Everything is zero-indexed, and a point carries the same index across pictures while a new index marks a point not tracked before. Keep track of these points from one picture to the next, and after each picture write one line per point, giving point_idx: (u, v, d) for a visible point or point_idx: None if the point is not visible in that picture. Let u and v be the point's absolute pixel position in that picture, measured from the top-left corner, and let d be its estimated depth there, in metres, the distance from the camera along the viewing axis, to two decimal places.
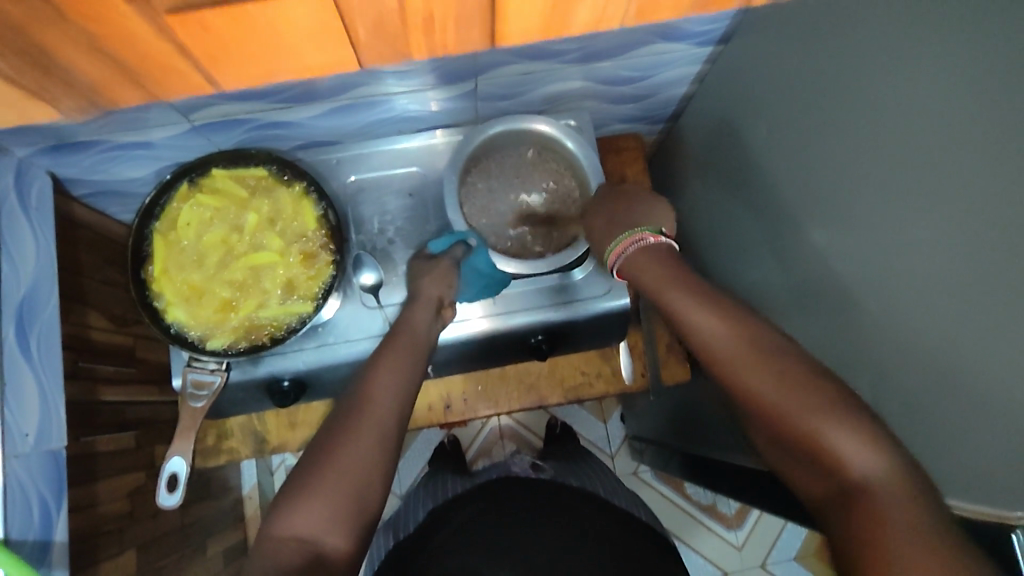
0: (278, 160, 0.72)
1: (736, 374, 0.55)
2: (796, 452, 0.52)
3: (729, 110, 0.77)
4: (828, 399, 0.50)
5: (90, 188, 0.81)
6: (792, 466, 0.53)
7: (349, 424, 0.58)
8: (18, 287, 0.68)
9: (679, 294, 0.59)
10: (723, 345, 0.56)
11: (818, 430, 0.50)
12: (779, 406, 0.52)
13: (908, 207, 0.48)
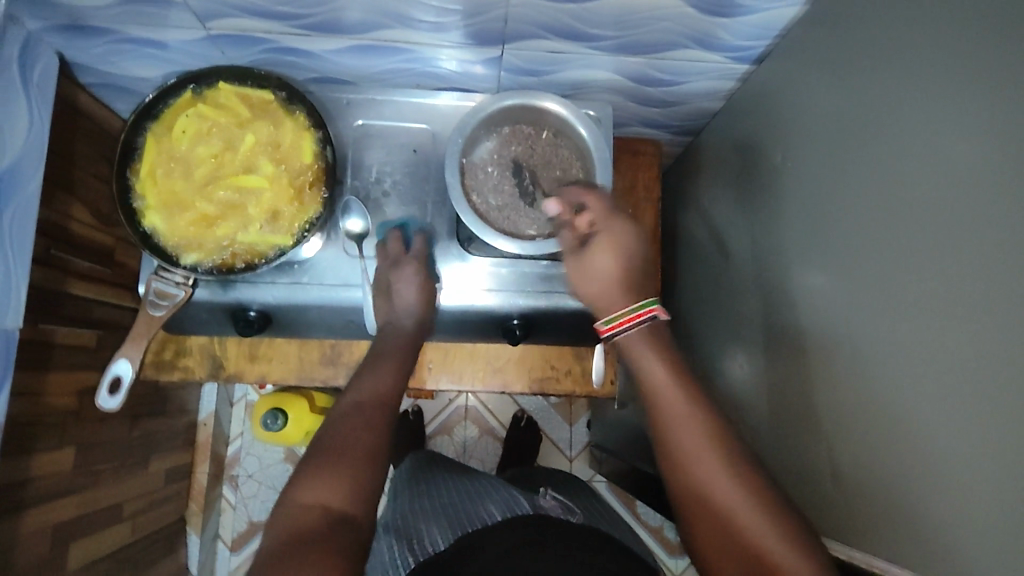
0: (285, 85, 0.70)
1: (690, 449, 0.56)
2: (733, 543, 0.52)
3: (752, 134, 0.75)
4: (768, 499, 0.54)
5: (98, 78, 0.80)
6: (717, 558, 0.53)
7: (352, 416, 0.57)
8: (3, 158, 0.67)
9: (661, 367, 0.60)
10: (682, 419, 0.58)
11: (758, 524, 0.52)
12: (725, 493, 0.54)
13: (908, 255, 0.46)
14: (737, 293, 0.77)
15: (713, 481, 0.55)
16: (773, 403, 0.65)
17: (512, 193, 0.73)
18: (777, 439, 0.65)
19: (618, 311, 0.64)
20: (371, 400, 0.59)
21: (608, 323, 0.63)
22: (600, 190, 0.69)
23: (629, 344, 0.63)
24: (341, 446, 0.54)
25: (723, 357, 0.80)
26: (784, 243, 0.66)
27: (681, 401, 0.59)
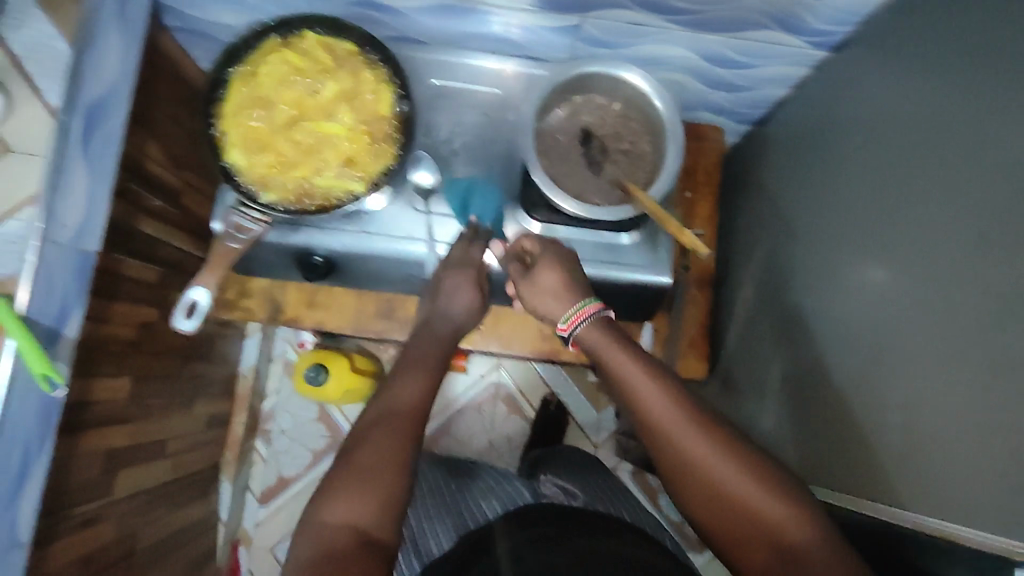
0: (365, 36, 0.72)
1: (687, 452, 0.55)
2: (738, 518, 0.54)
3: (823, 121, 0.74)
4: (777, 481, 0.54)
5: (183, 22, 0.82)
6: (741, 546, 0.54)
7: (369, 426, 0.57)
8: (96, 86, 0.69)
9: (623, 357, 0.59)
10: (668, 417, 0.57)
11: (779, 515, 0.52)
12: (732, 486, 0.54)
13: (1006, 237, 0.46)
14: (794, 280, 0.77)
15: (717, 478, 0.54)
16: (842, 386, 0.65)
17: (580, 161, 0.74)
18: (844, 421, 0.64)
19: (568, 308, 0.63)
20: (395, 404, 0.58)
21: (566, 320, 0.62)
22: (672, 163, 0.69)
23: (587, 338, 0.62)
24: (374, 465, 0.55)
25: (775, 344, 0.80)
26: (854, 229, 0.66)
27: (663, 399, 0.57)
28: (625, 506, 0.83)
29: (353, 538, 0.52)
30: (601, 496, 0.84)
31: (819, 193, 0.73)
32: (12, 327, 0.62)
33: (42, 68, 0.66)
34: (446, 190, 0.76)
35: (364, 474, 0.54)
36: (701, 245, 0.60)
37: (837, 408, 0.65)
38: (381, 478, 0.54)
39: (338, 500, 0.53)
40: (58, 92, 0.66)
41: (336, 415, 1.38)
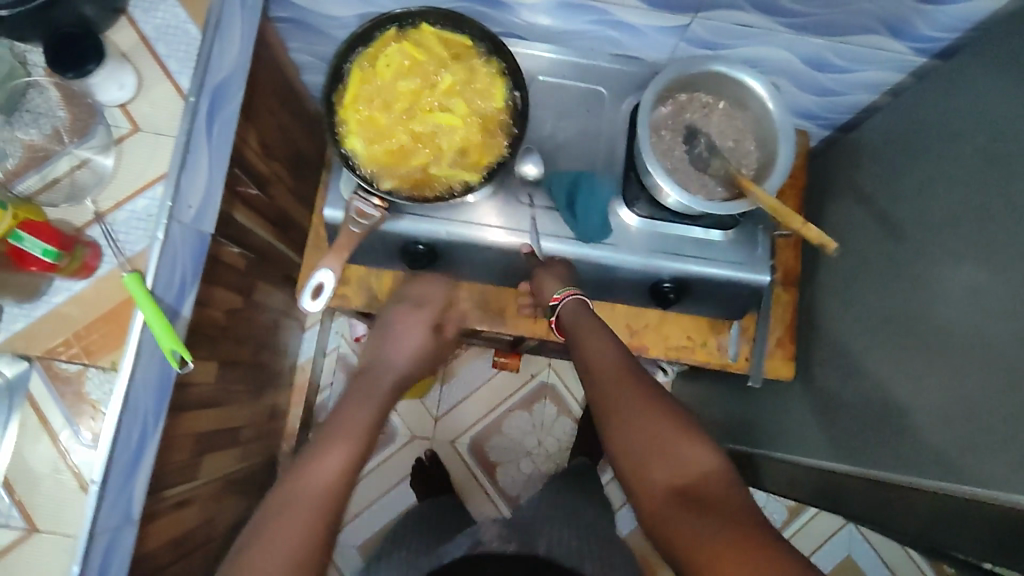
0: (481, 28, 0.73)
1: (620, 399, 0.62)
2: (641, 456, 0.59)
3: (923, 126, 0.75)
4: (676, 415, 0.60)
5: (289, 12, 0.83)
6: (639, 470, 0.59)
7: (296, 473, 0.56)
8: (220, 71, 0.70)
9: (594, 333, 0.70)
10: (614, 370, 0.65)
11: (665, 436, 0.59)
12: (650, 423, 0.60)
13: None
14: (887, 282, 0.78)
15: (632, 416, 0.61)
16: (943, 383, 0.65)
17: (686, 158, 0.75)
18: (942, 418, 0.64)
19: (564, 288, 0.76)
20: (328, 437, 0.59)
21: (558, 292, 0.75)
22: (784, 161, 0.70)
23: (572, 311, 0.73)
24: (354, 427, 0.60)
25: (865, 345, 0.80)
26: (959, 231, 0.67)
27: (614, 360, 0.66)
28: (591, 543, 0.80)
29: (341, 494, 0.55)
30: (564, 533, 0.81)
31: (919, 196, 0.74)
32: (143, 303, 0.62)
33: (172, 51, 0.68)
34: (552, 180, 0.78)
35: (348, 433, 0.59)
36: (828, 243, 0.62)
37: (934, 407, 0.66)
38: (357, 439, 0.59)
39: (317, 459, 0.57)
40: (187, 74, 0.67)
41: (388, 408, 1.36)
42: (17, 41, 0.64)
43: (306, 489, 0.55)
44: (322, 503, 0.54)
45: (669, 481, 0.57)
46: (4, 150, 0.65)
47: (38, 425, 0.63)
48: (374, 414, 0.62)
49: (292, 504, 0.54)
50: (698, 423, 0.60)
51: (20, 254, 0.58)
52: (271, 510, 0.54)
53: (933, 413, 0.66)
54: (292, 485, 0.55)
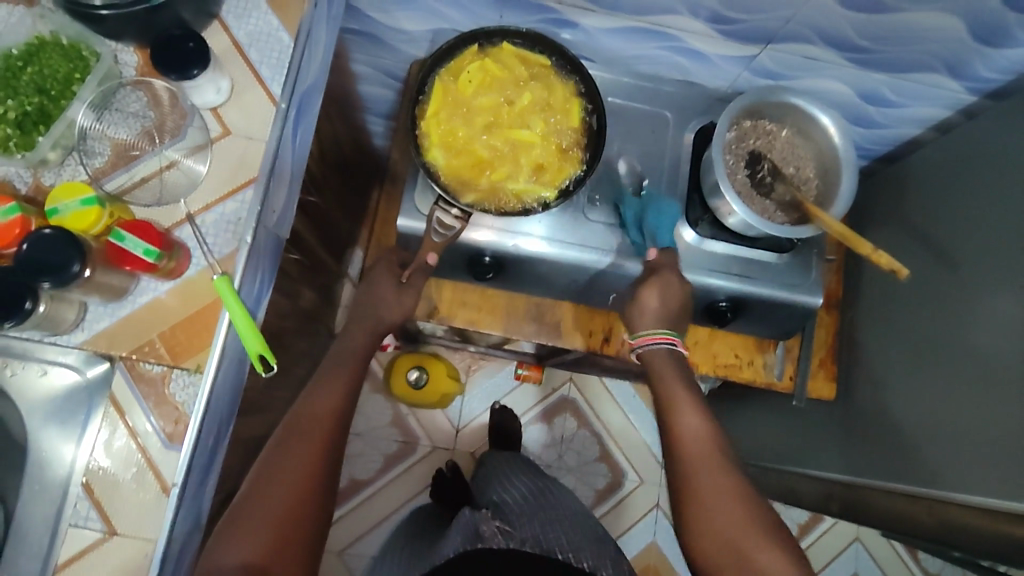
0: (561, 49, 0.75)
1: (699, 483, 0.63)
2: (723, 547, 0.59)
3: (970, 160, 0.80)
4: (757, 516, 0.60)
5: (360, 25, 0.84)
6: (718, 574, 0.59)
7: (289, 446, 0.60)
8: (307, 80, 0.71)
9: (684, 398, 0.69)
10: (695, 445, 0.66)
11: (739, 537, 0.59)
12: (727, 519, 0.60)
13: None
14: (932, 306, 0.81)
15: (711, 509, 0.61)
16: (997, 403, 0.69)
17: (751, 181, 0.78)
18: (999, 436, 0.68)
19: (645, 329, 0.74)
20: (311, 412, 0.63)
21: (637, 338, 0.74)
22: (848, 189, 0.74)
23: (651, 359, 0.73)
24: (314, 419, 0.63)
25: (908, 366, 0.84)
26: (1012, 260, 0.71)
27: (702, 443, 0.66)
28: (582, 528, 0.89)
29: (282, 492, 0.58)
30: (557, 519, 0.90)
31: (967, 227, 0.78)
32: (234, 308, 0.62)
33: (264, 57, 0.69)
34: (626, 202, 0.80)
35: (307, 427, 0.62)
36: (899, 268, 0.64)
37: (990, 424, 0.69)
38: (318, 435, 0.62)
39: (287, 458, 0.60)
40: (279, 81, 0.69)
41: (410, 419, 1.34)
42: (111, 40, 0.65)
43: (275, 495, 0.58)
44: (284, 506, 0.57)
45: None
46: (93, 149, 0.65)
47: (119, 426, 0.63)
48: (339, 407, 0.64)
49: (259, 504, 0.57)
50: (789, 536, 0.59)
51: (120, 252, 0.59)
52: (241, 509, 0.57)
53: (990, 431, 0.69)
54: (260, 487, 0.58)
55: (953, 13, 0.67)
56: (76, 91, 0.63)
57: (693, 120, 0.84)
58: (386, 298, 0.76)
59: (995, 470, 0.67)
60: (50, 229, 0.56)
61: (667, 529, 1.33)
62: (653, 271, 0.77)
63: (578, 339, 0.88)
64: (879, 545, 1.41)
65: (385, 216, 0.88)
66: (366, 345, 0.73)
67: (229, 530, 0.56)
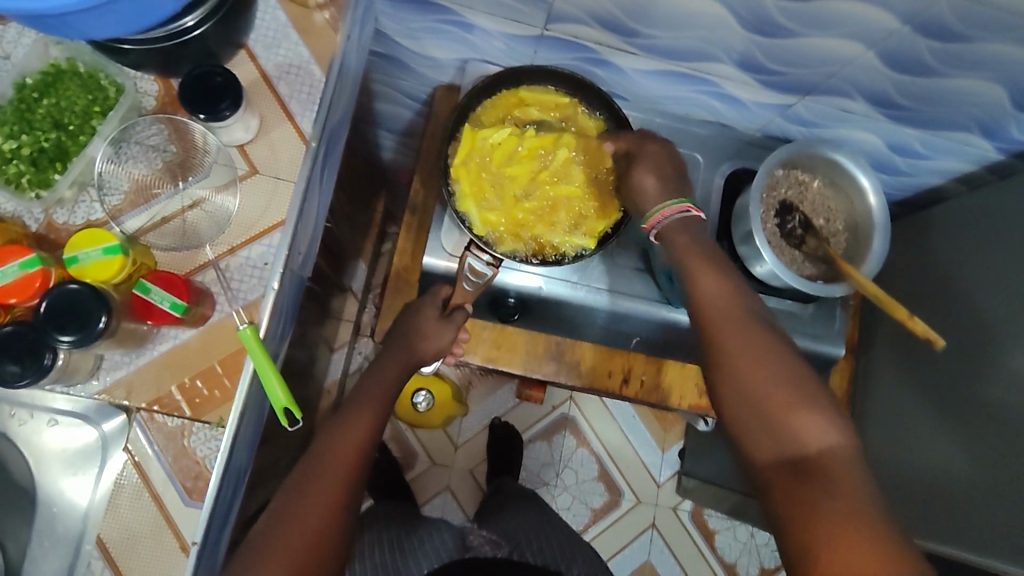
0: (598, 93, 0.72)
1: (726, 343, 0.56)
2: (762, 416, 0.52)
3: (995, 216, 0.79)
4: (797, 383, 0.53)
5: (385, 50, 0.80)
6: (746, 438, 0.53)
7: (317, 474, 0.57)
8: (337, 116, 0.68)
9: (700, 262, 0.60)
10: (719, 309, 0.58)
11: (768, 400, 0.52)
12: (759, 378, 0.53)
13: None
14: (947, 359, 0.82)
15: (743, 373, 0.54)
16: (1001, 463, 0.70)
17: (782, 231, 0.77)
18: (1005, 500, 0.69)
19: (657, 206, 0.65)
20: (342, 443, 0.60)
21: (651, 216, 0.65)
22: (880, 248, 0.73)
23: (670, 233, 0.63)
24: (337, 457, 0.59)
25: (921, 415, 0.85)
26: None
27: (725, 305, 0.58)
28: (576, 551, 0.90)
29: (312, 514, 0.55)
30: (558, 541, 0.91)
31: (985, 282, 0.78)
32: (260, 359, 0.58)
33: (294, 91, 0.65)
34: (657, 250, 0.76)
35: (329, 464, 0.58)
36: (936, 339, 0.64)
37: (994, 487, 0.70)
38: (339, 476, 0.58)
39: (304, 503, 0.56)
40: (309, 117, 0.65)
41: (409, 435, 1.32)
42: (130, 69, 0.61)
43: (291, 538, 0.54)
44: (299, 551, 0.53)
45: (779, 452, 0.51)
46: (112, 184, 0.62)
47: (139, 482, 0.60)
48: (368, 435, 0.61)
49: (281, 538, 0.54)
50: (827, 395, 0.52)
51: (145, 305, 0.57)
52: (257, 549, 0.53)
53: (999, 492, 0.70)
54: (275, 530, 0.54)
55: (995, 81, 0.66)
56: (96, 125, 0.61)
57: (723, 164, 0.84)
58: (423, 328, 0.72)
59: (998, 534, 0.69)
60: (74, 283, 0.54)
61: (661, 550, 1.33)
62: (633, 158, 0.68)
63: (596, 380, 0.87)
64: None
65: (408, 248, 0.85)
66: (401, 376, 0.70)
67: (247, 564, 0.52)
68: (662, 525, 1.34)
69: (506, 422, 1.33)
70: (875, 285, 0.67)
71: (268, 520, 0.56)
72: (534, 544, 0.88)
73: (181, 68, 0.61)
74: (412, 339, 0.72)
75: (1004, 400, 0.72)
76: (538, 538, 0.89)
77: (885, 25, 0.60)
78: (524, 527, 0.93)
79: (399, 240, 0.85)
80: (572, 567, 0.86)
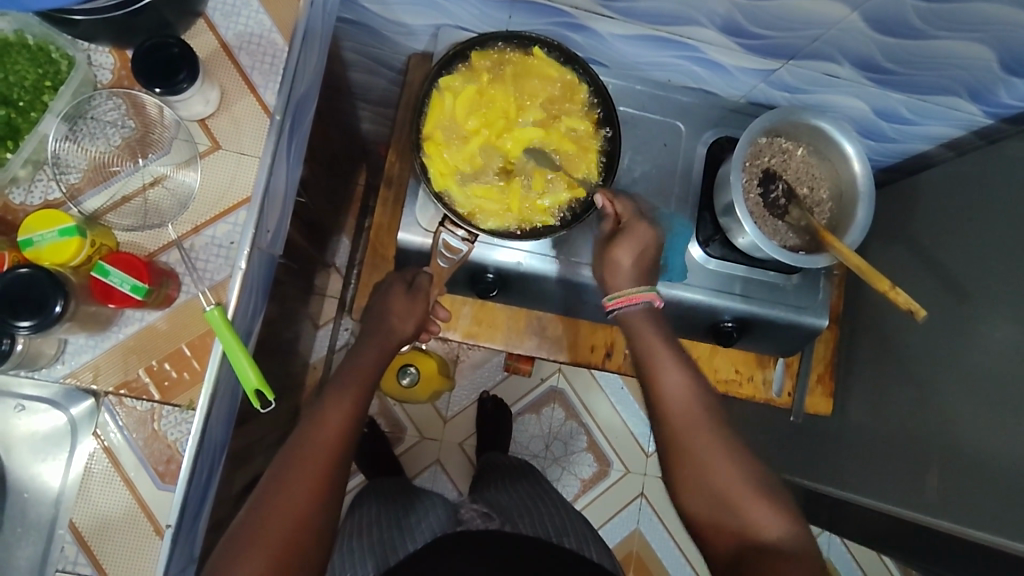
0: (571, 54, 0.69)
1: (690, 445, 0.61)
2: (722, 511, 0.58)
3: (982, 184, 0.78)
4: (750, 476, 0.59)
5: (354, 16, 0.77)
6: (706, 525, 0.59)
7: (300, 456, 0.56)
8: (302, 87, 0.65)
9: (664, 355, 0.65)
10: (685, 410, 0.62)
11: (730, 493, 0.58)
12: (722, 478, 0.59)
13: None
14: (931, 329, 0.81)
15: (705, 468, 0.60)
16: (984, 435, 0.70)
17: (767, 201, 0.75)
18: (983, 472, 0.69)
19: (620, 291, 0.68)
20: (324, 424, 0.59)
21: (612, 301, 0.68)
22: (866, 216, 0.71)
23: (635, 323, 0.67)
24: (315, 442, 0.57)
25: (902, 385, 0.84)
26: (1013, 290, 0.70)
27: (688, 405, 0.63)
28: (567, 521, 0.90)
29: (295, 499, 0.54)
30: (549, 512, 0.91)
31: (968, 253, 0.77)
32: (229, 341, 0.57)
33: (256, 62, 0.63)
34: (669, 219, 0.78)
35: (308, 449, 0.57)
36: (917, 309, 0.63)
37: (976, 457, 0.71)
38: (320, 462, 0.56)
39: (284, 491, 0.54)
40: (273, 88, 0.63)
41: (397, 409, 1.32)
42: (83, 41, 0.60)
43: (273, 524, 0.53)
44: (280, 541, 0.52)
45: (741, 539, 0.57)
46: (68, 162, 0.60)
47: (109, 468, 0.60)
48: (352, 413, 0.60)
49: (264, 525, 0.52)
50: (772, 484, 0.59)
51: (105, 289, 0.56)
52: (237, 542, 0.52)
53: (978, 465, 0.70)
54: (257, 522, 0.53)
55: (985, 44, 0.64)
56: (48, 101, 0.59)
57: (706, 131, 0.82)
58: (393, 306, 0.71)
59: (977, 505, 0.69)
60: (26, 267, 0.53)
61: (650, 518, 1.34)
62: (619, 228, 0.70)
63: (579, 354, 0.88)
64: (871, 559, 1.34)
65: (384, 222, 0.83)
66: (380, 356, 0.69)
67: (233, 556, 0.51)
68: (651, 494, 1.34)
69: (495, 396, 1.33)
70: (860, 257, 0.65)
71: (249, 510, 0.54)
72: (527, 518, 0.87)
73: (135, 40, 0.59)
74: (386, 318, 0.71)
75: (987, 371, 0.72)
76: (530, 513, 0.89)
77: None
78: (517, 501, 0.92)
79: (376, 216, 0.83)
80: (565, 539, 0.85)
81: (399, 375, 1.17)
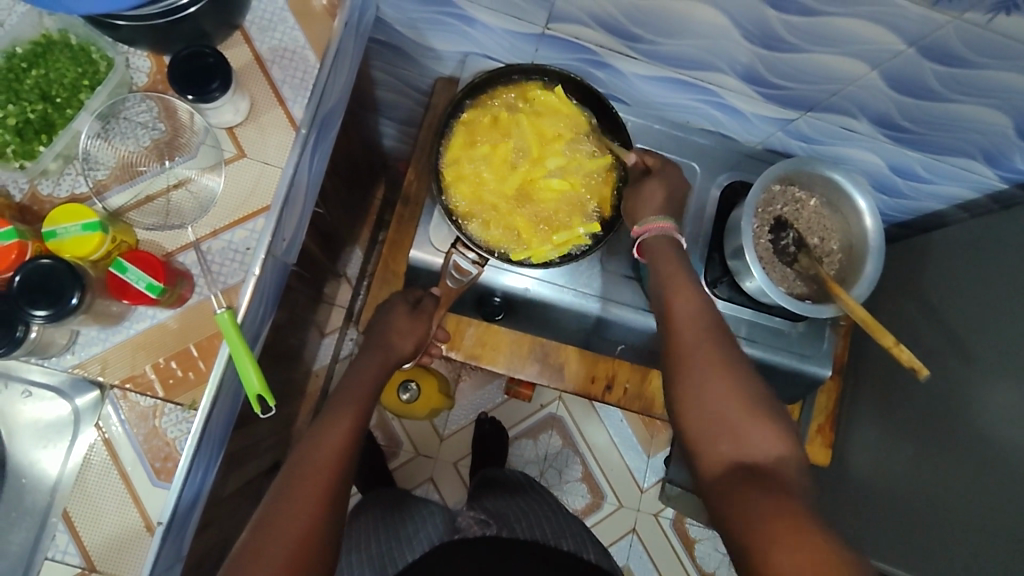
0: (590, 90, 0.71)
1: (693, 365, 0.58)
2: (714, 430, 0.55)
3: (992, 248, 0.78)
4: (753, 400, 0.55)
5: (386, 38, 0.79)
6: (701, 445, 0.55)
7: (302, 473, 0.56)
8: (330, 101, 0.67)
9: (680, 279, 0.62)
10: (690, 333, 0.59)
11: (728, 413, 0.55)
12: (718, 398, 0.55)
13: None
14: (933, 388, 0.81)
15: (705, 389, 0.56)
16: (978, 499, 0.70)
17: (777, 247, 0.76)
18: (973, 537, 0.69)
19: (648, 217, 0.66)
20: (325, 441, 0.59)
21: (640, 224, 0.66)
22: (874, 271, 0.72)
23: (652, 247, 0.65)
24: (315, 462, 0.57)
25: (903, 441, 0.84)
26: (1013, 353, 0.70)
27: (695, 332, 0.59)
28: (563, 524, 0.89)
29: (296, 515, 0.54)
30: (546, 516, 0.90)
31: (974, 312, 0.78)
32: (236, 343, 0.58)
33: (287, 76, 0.65)
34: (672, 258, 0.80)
35: (309, 466, 0.57)
36: (920, 367, 0.62)
37: (967, 520, 0.70)
38: (320, 477, 0.56)
39: (288, 507, 0.54)
40: (301, 103, 0.65)
41: (396, 424, 1.32)
42: (123, 45, 0.62)
43: (274, 541, 0.52)
44: (283, 559, 0.51)
45: (728, 459, 0.53)
46: (97, 159, 0.62)
47: (108, 459, 0.60)
48: (353, 431, 0.61)
49: (265, 542, 0.52)
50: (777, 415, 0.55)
51: (120, 284, 0.58)
52: (238, 562, 0.52)
53: (972, 529, 0.69)
54: (259, 541, 0.52)
55: (1002, 111, 0.65)
56: (84, 100, 0.61)
57: (721, 174, 0.83)
58: (396, 324, 0.72)
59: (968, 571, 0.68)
60: (48, 258, 0.55)
61: (640, 555, 1.33)
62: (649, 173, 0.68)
63: (580, 384, 0.88)
64: None
65: (395, 239, 0.84)
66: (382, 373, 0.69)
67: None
68: (643, 531, 1.33)
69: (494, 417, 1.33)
70: (864, 309, 0.65)
71: (252, 530, 0.54)
72: (524, 523, 0.86)
73: (174, 46, 0.61)
74: (394, 336, 0.72)
75: (985, 433, 0.71)
76: (527, 516, 0.88)
77: (891, 46, 0.58)
78: (514, 507, 0.91)
79: (390, 232, 0.84)
80: (564, 541, 0.85)
81: (400, 390, 1.17)
